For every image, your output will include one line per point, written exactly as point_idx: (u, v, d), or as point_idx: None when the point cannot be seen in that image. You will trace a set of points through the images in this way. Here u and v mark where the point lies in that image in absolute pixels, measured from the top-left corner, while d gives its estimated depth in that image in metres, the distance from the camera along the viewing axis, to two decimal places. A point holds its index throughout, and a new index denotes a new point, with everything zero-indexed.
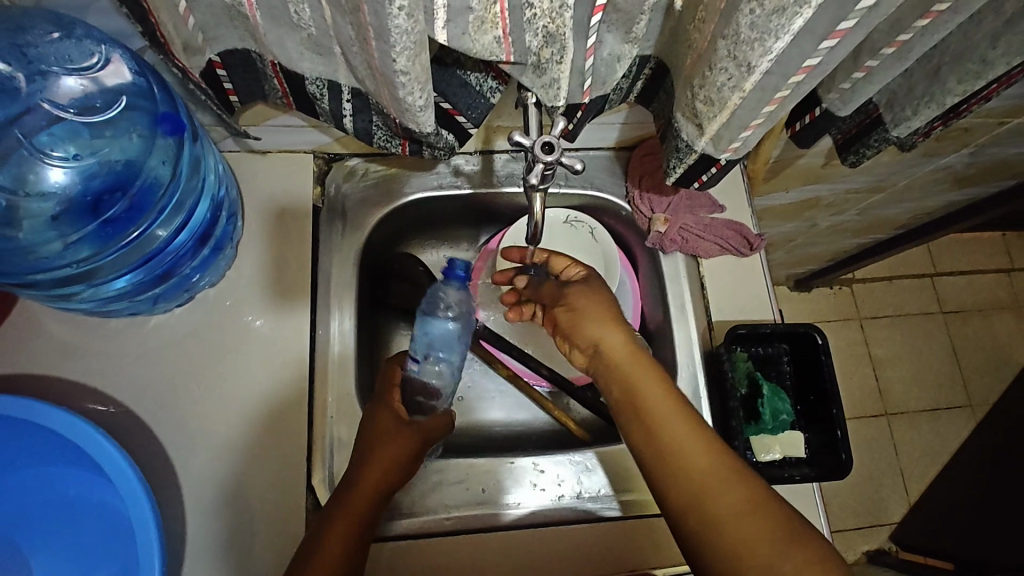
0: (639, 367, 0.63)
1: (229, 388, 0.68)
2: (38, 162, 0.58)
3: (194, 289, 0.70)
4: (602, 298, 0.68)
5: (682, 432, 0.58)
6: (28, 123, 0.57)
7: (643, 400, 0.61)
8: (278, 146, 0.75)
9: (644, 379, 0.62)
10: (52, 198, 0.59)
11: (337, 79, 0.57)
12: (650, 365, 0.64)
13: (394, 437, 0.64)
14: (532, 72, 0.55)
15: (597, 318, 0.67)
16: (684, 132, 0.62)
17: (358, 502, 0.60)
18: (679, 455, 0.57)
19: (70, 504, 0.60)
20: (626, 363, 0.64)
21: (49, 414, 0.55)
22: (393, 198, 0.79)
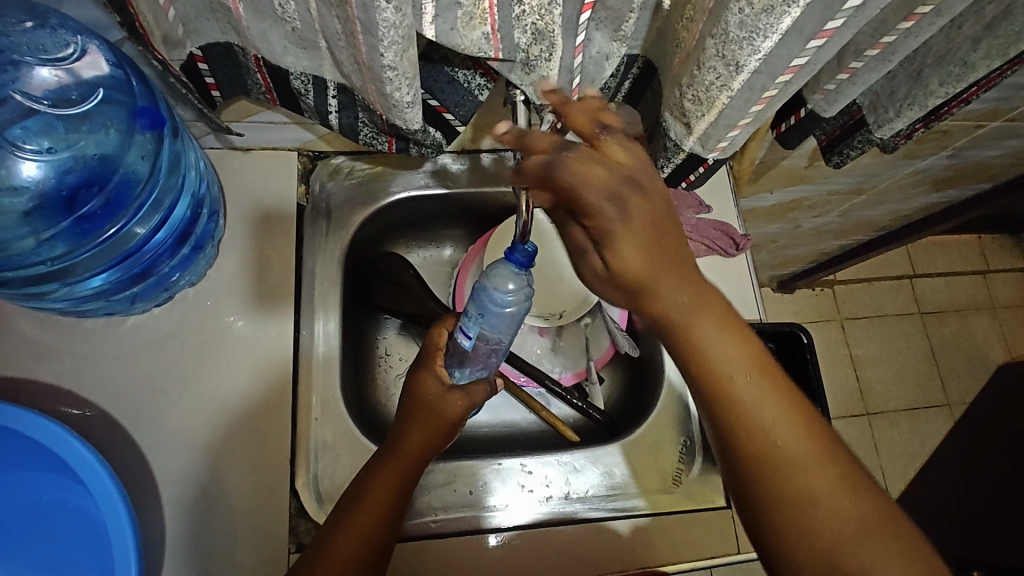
0: (704, 313, 0.46)
1: (211, 389, 0.67)
2: (10, 156, 0.56)
3: (173, 289, 0.68)
4: (632, 251, 0.45)
5: (758, 403, 0.46)
6: (2, 114, 0.55)
7: (719, 379, 0.46)
8: (260, 142, 0.74)
9: (710, 332, 0.46)
10: (24, 194, 0.57)
11: (322, 75, 0.56)
12: (718, 306, 0.46)
13: (443, 400, 0.63)
14: (520, 70, 0.54)
15: (640, 277, 0.45)
16: (672, 131, 0.62)
17: (400, 457, 0.60)
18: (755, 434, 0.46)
19: (43, 510, 0.58)
20: (685, 318, 0.46)
21: (23, 418, 0.53)
22: (379, 195, 0.79)
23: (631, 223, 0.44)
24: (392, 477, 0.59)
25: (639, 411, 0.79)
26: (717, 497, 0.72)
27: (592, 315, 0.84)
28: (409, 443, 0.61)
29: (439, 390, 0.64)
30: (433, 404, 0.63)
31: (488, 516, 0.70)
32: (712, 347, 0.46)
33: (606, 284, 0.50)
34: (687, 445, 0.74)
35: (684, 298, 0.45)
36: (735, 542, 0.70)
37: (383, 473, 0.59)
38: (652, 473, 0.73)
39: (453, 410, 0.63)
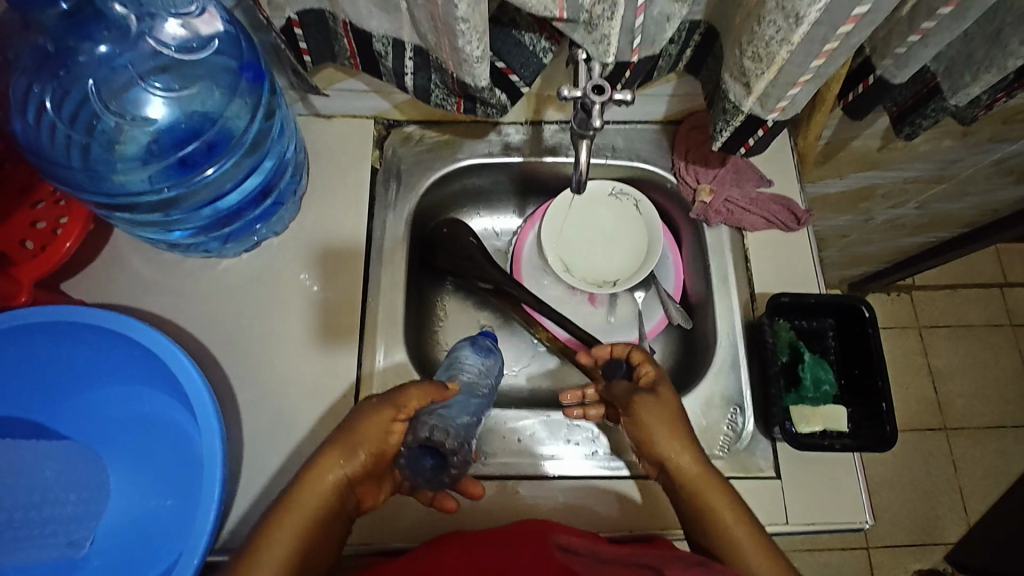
0: (710, 491, 0.60)
1: (289, 327, 0.74)
2: (144, 93, 0.65)
3: (258, 236, 0.76)
4: (658, 425, 0.63)
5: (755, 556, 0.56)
6: (143, 60, 0.64)
7: (721, 534, 0.58)
8: (342, 111, 0.81)
9: (713, 494, 0.60)
10: (148, 130, 0.65)
11: (401, 37, 0.61)
12: (720, 482, 0.61)
13: (364, 415, 0.59)
14: (583, 29, 0.58)
15: (673, 420, 0.63)
16: (731, 92, 0.63)
17: (312, 489, 0.56)
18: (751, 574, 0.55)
19: (155, 411, 0.67)
20: (697, 485, 0.61)
21: (135, 325, 0.59)
22: (445, 163, 0.84)
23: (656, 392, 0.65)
24: (322, 478, 0.56)
25: (691, 379, 0.80)
26: (765, 466, 0.72)
27: (648, 289, 0.88)
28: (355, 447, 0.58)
29: (379, 417, 0.59)
30: (358, 417, 0.59)
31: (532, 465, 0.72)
32: (721, 510, 0.59)
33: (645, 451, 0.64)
34: (736, 413, 0.74)
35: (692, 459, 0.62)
36: (783, 511, 0.70)
37: (314, 472, 0.57)
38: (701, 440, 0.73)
39: (380, 433, 0.58)
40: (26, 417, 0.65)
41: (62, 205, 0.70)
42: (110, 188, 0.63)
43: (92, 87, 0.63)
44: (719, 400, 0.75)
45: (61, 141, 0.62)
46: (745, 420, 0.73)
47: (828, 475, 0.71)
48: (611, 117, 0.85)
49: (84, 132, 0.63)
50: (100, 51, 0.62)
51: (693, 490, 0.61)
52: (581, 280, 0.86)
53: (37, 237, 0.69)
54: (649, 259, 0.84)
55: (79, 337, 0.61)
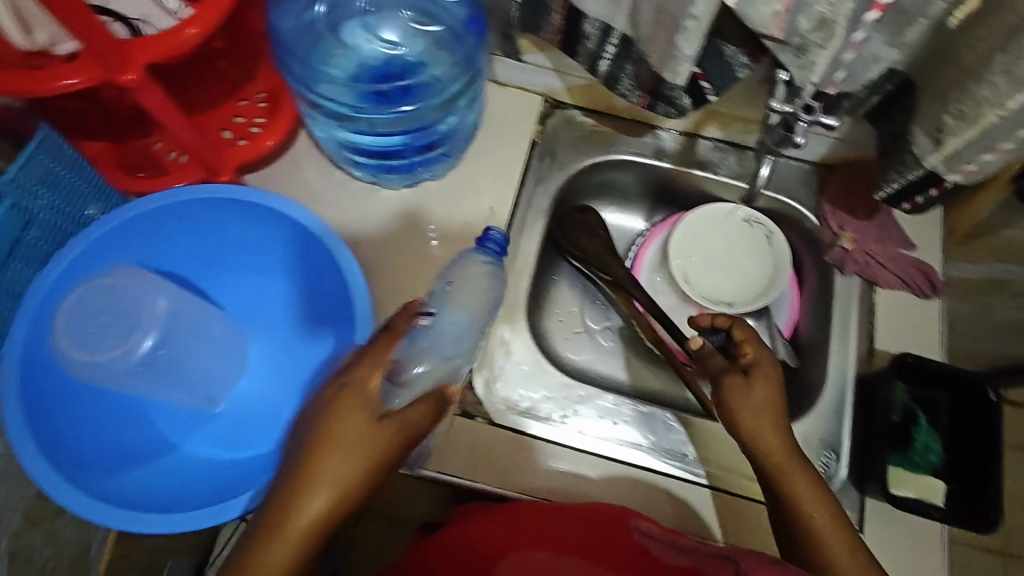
0: (763, 420, 0.64)
1: (425, 267, 0.78)
2: (385, 20, 0.74)
3: (416, 178, 0.81)
4: (756, 395, 0.65)
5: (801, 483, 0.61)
6: None
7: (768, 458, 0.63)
8: (515, 82, 0.86)
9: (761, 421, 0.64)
10: (369, 49, 0.73)
11: (613, 23, 0.65)
12: (778, 413, 0.65)
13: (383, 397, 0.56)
14: (792, 53, 0.61)
15: (761, 409, 0.64)
16: (916, 145, 0.64)
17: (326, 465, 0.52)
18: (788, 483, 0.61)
19: (298, 301, 0.73)
20: (753, 419, 0.64)
21: (324, 229, 0.64)
22: (598, 150, 0.88)
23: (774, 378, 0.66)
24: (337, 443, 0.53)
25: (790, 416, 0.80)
26: (848, 516, 0.72)
27: (759, 319, 0.89)
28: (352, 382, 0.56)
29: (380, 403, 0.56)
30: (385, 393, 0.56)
31: (621, 448, 0.75)
32: (805, 500, 0.60)
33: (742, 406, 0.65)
34: (830, 458, 0.74)
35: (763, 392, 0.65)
36: None
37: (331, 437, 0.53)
38: None
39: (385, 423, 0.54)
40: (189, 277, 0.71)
41: (261, 107, 0.79)
42: (318, 90, 0.72)
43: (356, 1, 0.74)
44: (815, 441, 0.75)
45: (298, 31, 0.72)
46: (839, 466, 0.74)
47: (913, 541, 0.70)
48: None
49: (325, 28, 0.73)
50: None
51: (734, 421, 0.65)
52: (699, 294, 0.88)
53: (235, 129, 0.77)
54: (768, 291, 0.86)
55: (259, 218, 0.67)
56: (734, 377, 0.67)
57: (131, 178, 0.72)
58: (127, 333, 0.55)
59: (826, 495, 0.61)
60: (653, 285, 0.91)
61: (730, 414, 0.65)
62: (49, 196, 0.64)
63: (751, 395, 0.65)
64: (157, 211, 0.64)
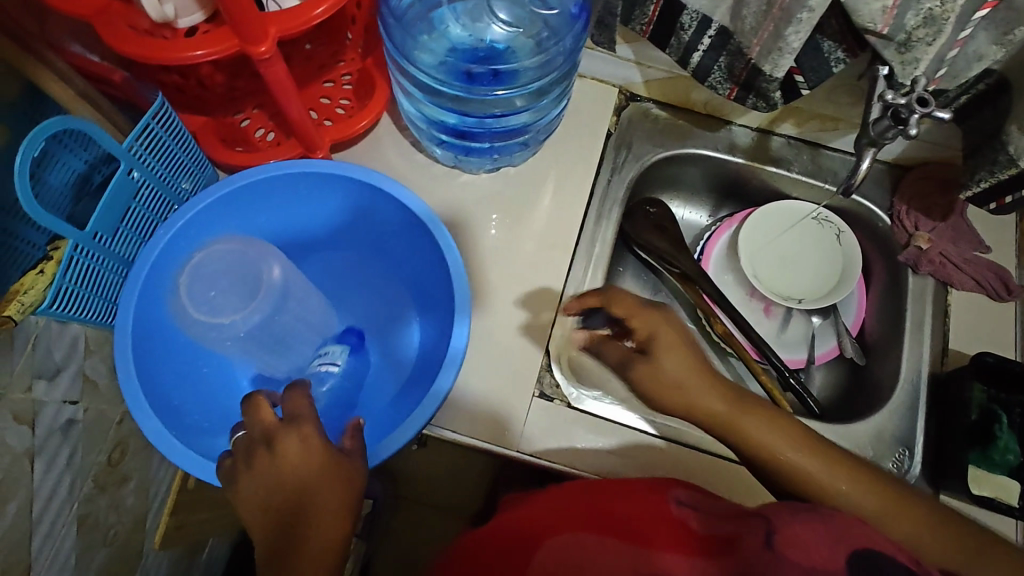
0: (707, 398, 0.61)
1: (504, 253, 0.79)
2: (490, 7, 0.76)
3: (496, 162, 0.82)
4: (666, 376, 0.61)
5: (780, 443, 0.60)
6: None
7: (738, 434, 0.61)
8: (593, 74, 0.87)
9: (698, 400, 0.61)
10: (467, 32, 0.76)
11: (713, 15, 0.67)
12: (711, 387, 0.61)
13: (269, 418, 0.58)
14: (895, 49, 0.61)
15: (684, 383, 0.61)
16: (1011, 144, 0.65)
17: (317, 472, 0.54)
18: (771, 452, 0.60)
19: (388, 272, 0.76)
20: (692, 401, 0.61)
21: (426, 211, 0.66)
22: (671, 143, 0.89)
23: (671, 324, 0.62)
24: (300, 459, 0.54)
25: (860, 412, 0.81)
26: None
27: (825, 316, 0.89)
28: (303, 414, 0.57)
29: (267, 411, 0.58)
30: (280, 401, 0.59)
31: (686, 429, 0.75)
32: (806, 467, 0.60)
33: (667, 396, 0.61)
34: (903, 455, 0.75)
35: (678, 373, 0.61)
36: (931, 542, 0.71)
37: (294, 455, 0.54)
38: None
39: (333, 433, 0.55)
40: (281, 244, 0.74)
41: (346, 89, 0.81)
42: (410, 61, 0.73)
43: None
44: (888, 437, 0.75)
45: (414, 11, 0.75)
46: (913, 463, 0.74)
47: None
48: (843, 146, 0.87)
49: (427, 8, 0.76)
50: None
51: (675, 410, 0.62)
52: (768, 288, 0.88)
53: (320, 109, 0.80)
54: (838, 289, 0.86)
55: (345, 189, 0.68)
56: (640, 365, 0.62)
57: (228, 151, 0.75)
58: (246, 299, 0.57)
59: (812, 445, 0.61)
60: (720, 280, 0.92)
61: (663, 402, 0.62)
62: (155, 163, 0.65)
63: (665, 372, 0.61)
64: (252, 185, 0.66)
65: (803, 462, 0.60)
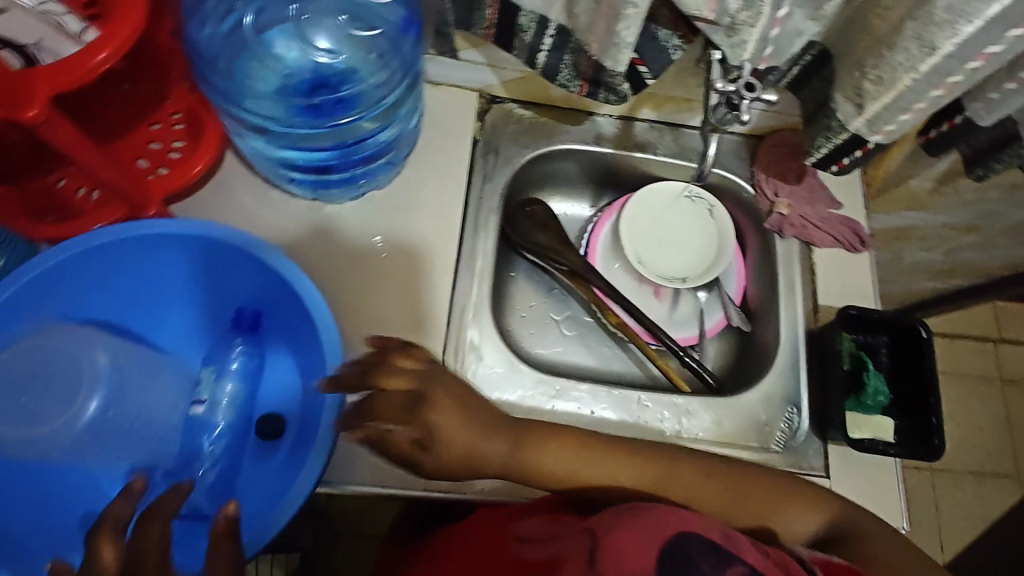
0: (530, 446, 0.61)
1: (384, 281, 0.75)
2: (316, 31, 0.71)
3: (363, 187, 0.78)
4: (447, 423, 0.58)
5: (608, 462, 0.62)
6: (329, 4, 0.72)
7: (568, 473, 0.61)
8: (449, 80, 0.84)
9: (531, 449, 0.61)
10: (298, 63, 0.71)
11: (548, 14, 0.65)
12: (544, 438, 0.62)
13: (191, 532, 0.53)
14: (723, 33, 0.63)
15: (473, 432, 0.59)
16: (840, 112, 0.69)
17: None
18: (590, 476, 0.61)
19: (234, 324, 0.70)
20: (513, 448, 0.60)
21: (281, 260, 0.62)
22: (538, 142, 0.88)
23: (444, 380, 0.59)
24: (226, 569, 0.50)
25: (752, 378, 0.84)
26: (817, 464, 0.76)
27: (710, 290, 0.92)
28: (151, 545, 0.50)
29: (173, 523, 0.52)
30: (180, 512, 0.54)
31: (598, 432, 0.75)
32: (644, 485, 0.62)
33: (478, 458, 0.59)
34: (792, 413, 0.78)
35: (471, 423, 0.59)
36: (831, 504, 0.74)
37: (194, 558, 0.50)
38: (760, 432, 0.77)
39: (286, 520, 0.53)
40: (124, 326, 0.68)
41: (177, 129, 0.74)
42: (242, 104, 0.68)
43: (291, 12, 0.71)
44: (777, 399, 0.79)
45: (220, 42, 0.68)
46: (802, 420, 0.78)
47: (873, 477, 0.76)
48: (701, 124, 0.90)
49: (251, 37, 0.70)
50: None
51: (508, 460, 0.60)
52: (654, 272, 0.89)
53: (150, 156, 0.72)
54: (717, 264, 0.89)
55: (189, 251, 0.64)
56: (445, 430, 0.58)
57: (43, 225, 0.65)
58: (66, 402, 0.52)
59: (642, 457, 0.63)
60: (608, 269, 0.92)
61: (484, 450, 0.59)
62: None
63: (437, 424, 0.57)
64: (75, 259, 0.59)
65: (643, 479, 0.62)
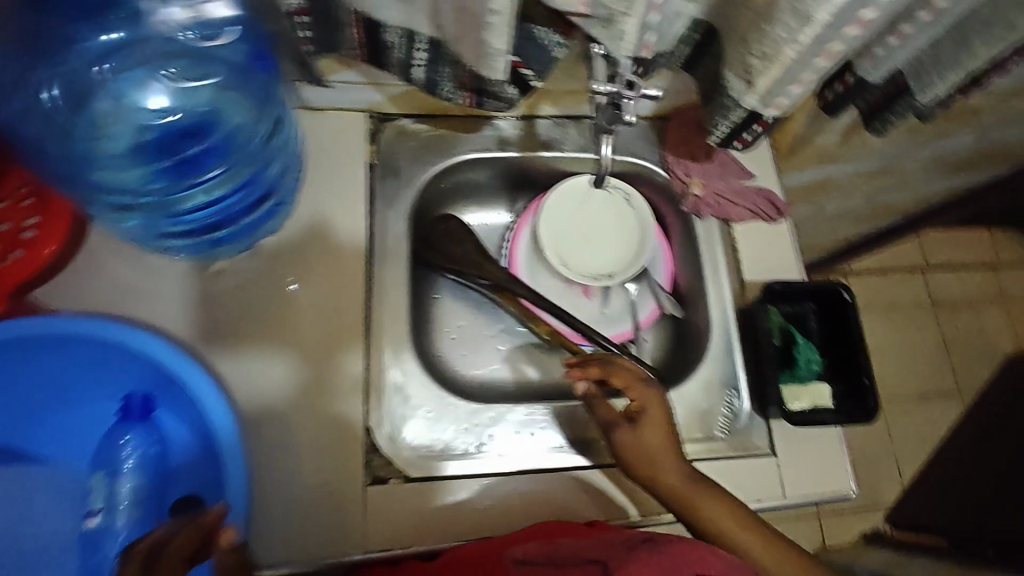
0: (661, 449, 0.66)
1: (292, 334, 0.71)
2: (152, 90, 0.71)
3: (253, 238, 0.72)
4: (646, 431, 0.67)
5: (683, 483, 0.64)
6: (151, 53, 0.70)
7: (653, 477, 0.65)
8: (331, 104, 0.78)
9: (666, 463, 0.65)
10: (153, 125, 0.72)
11: (415, 27, 0.60)
12: (680, 462, 0.65)
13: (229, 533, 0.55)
14: (601, 25, 0.59)
15: (653, 448, 0.66)
16: (732, 90, 0.67)
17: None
18: (675, 486, 0.64)
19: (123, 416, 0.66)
20: (652, 452, 0.65)
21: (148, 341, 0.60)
22: (439, 156, 0.83)
23: (653, 413, 0.67)
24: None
25: (687, 364, 0.85)
26: (761, 444, 0.76)
27: (639, 281, 0.90)
28: None
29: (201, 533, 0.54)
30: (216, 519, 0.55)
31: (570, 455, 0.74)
32: (712, 514, 0.63)
33: (625, 456, 0.67)
34: (733, 396, 0.78)
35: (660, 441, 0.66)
36: (780, 488, 0.74)
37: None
38: (700, 421, 0.77)
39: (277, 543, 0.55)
40: (10, 444, 0.66)
41: (27, 205, 0.66)
42: (100, 180, 0.68)
43: (113, 74, 0.70)
44: (716, 384, 0.79)
45: (43, 119, 0.66)
46: (742, 402, 0.78)
47: (817, 446, 0.76)
48: None
49: (82, 113, 0.69)
50: (113, 39, 0.68)
51: (642, 460, 0.66)
52: (579, 273, 0.86)
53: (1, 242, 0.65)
54: (641, 253, 0.86)
55: (61, 350, 0.62)
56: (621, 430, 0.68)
57: None
58: None
59: (726, 500, 0.64)
60: (533, 276, 0.89)
61: (655, 465, 0.65)
62: None
63: (645, 429, 0.67)
64: None
65: (707, 512, 0.63)
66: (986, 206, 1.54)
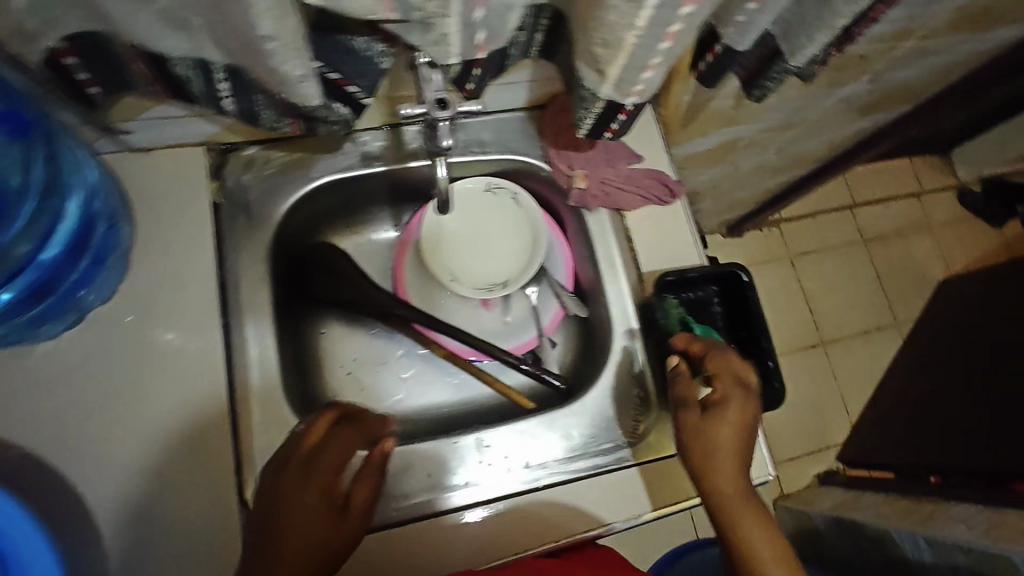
0: (722, 442, 0.62)
1: (144, 410, 0.64)
2: None
3: (82, 309, 0.65)
4: (723, 427, 0.63)
5: (727, 483, 0.61)
6: None
7: (708, 472, 0.62)
8: (160, 142, 0.70)
9: (723, 461, 0.62)
10: None
11: (205, 56, 0.52)
12: (742, 453, 0.63)
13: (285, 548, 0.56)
14: (418, 30, 0.52)
15: (725, 445, 0.62)
16: (586, 81, 0.61)
17: None
18: (716, 482, 0.62)
19: None
20: (713, 448, 0.62)
21: None
22: (295, 182, 0.75)
23: (726, 410, 0.63)
24: None
25: (591, 371, 0.80)
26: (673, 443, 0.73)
27: (539, 283, 0.86)
28: None
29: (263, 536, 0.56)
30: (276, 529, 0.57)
31: (510, 475, 0.71)
32: (753, 539, 0.59)
33: (688, 442, 0.64)
34: (640, 397, 0.75)
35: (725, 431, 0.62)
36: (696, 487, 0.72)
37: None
38: (606, 427, 0.74)
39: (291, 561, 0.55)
40: None
41: None
42: None
43: None
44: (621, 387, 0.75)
45: None
46: (649, 403, 0.74)
47: None
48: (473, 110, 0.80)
49: None
50: None
51: (699, 452, 0.62)
52: (471, 286, 0.81)
53: None
54: (535, 255, 0.81)
55: None
56: (689, 411, 0.65)
57: None
58: None
59: (768, 523, 0.60)
60: (424, 294, 0.84)
61: (708, 454, 0.62)
62: None
63: (715, 422, 0.63)
64: None
65: (747, 525, 0.60)
66: (906, 139, 1.53)
